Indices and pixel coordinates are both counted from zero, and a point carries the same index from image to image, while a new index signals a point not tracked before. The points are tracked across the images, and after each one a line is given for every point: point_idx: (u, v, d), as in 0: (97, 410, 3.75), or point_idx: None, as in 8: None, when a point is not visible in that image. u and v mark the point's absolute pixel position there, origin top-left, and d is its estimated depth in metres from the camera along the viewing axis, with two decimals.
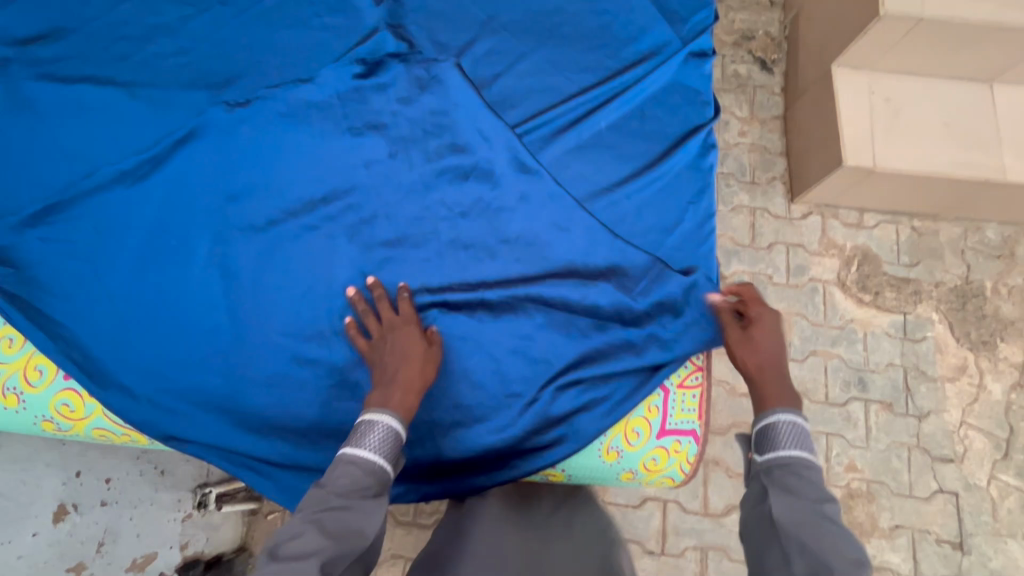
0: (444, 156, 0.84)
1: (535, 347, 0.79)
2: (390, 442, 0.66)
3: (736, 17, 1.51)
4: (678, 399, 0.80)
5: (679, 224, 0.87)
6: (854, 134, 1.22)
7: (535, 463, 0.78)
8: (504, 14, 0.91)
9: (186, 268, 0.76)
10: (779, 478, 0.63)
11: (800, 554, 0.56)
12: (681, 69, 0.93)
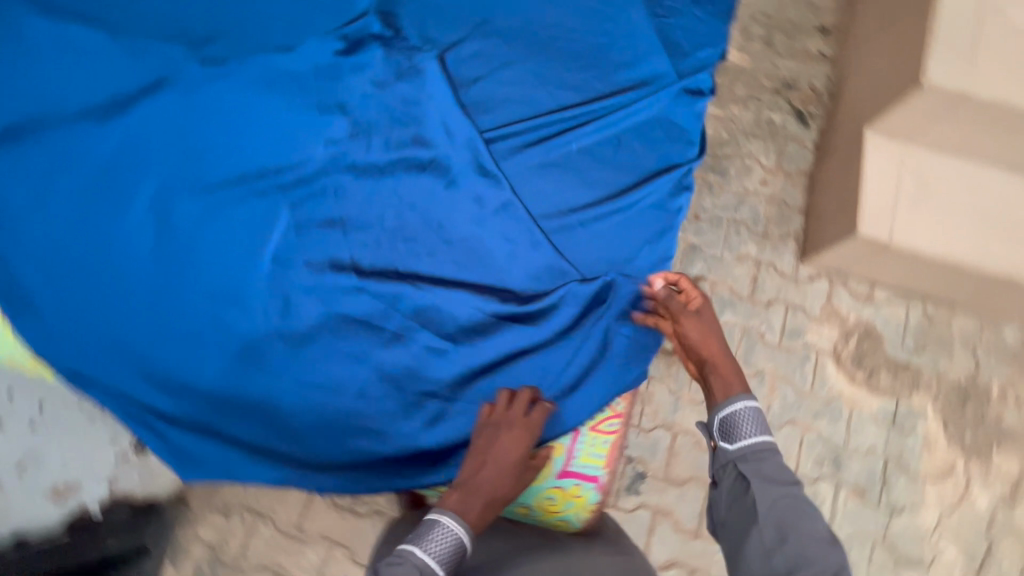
0: (407, 146, 0.82)
1: (453, 357, 0.77)
2: (454, 557, 0.59)
3: (781, 64, 1.45)
4: (589, 443, 0.78)
5: (632, 261, 0.83)
6: (877, 203, 1.13)
7: (430, 477, 0.75)
8: (500, 18, 0.90)
9: (125, 212, 0.76)
10: (755, 466, 0.62)
11: (783, 547, 0.56)
12: (672, 103, 0.89)
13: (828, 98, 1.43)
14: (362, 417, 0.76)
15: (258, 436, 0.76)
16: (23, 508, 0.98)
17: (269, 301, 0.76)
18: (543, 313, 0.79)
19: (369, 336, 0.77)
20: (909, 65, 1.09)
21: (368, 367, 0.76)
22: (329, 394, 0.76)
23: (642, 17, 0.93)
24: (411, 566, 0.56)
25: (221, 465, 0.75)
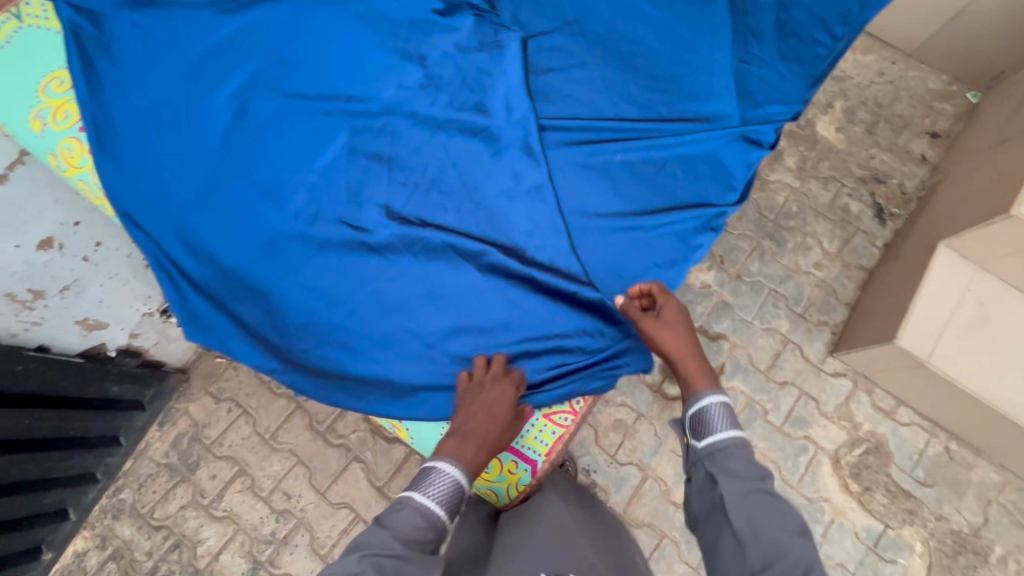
0: (467, 111, 0.88)
1: (442, 308, 0.82)
2: (453, 495, 0.70)
3: (876, 156, 1.39)
4: (538, 427, 0.81)
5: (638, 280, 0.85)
6: (921, 321, 1.10)
7: (387, 410, 0.80)
8: (590, 22, 0.94)
9: (214, 94, 0.86)
10: (720, 462, 0.69)
11: (749, 536, 0.62)
12: (727, 145, 0.90)
13: (915, 202, 1.36)
14: (349, 334, 0.82)
15: (257, 320, 0.84)
16: (56, 327, 1.18)
17: (304, 207, 0.84)
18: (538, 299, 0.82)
19: (377, 265, 0.82)
20: (1003, 194, 1.02)
21: (367, 294, 0.82)
22: (326, 305, 0.82)
23: (725, 57, 0.94)
24: (409, 507, 0.69)
25: (221, 336, 0.84)
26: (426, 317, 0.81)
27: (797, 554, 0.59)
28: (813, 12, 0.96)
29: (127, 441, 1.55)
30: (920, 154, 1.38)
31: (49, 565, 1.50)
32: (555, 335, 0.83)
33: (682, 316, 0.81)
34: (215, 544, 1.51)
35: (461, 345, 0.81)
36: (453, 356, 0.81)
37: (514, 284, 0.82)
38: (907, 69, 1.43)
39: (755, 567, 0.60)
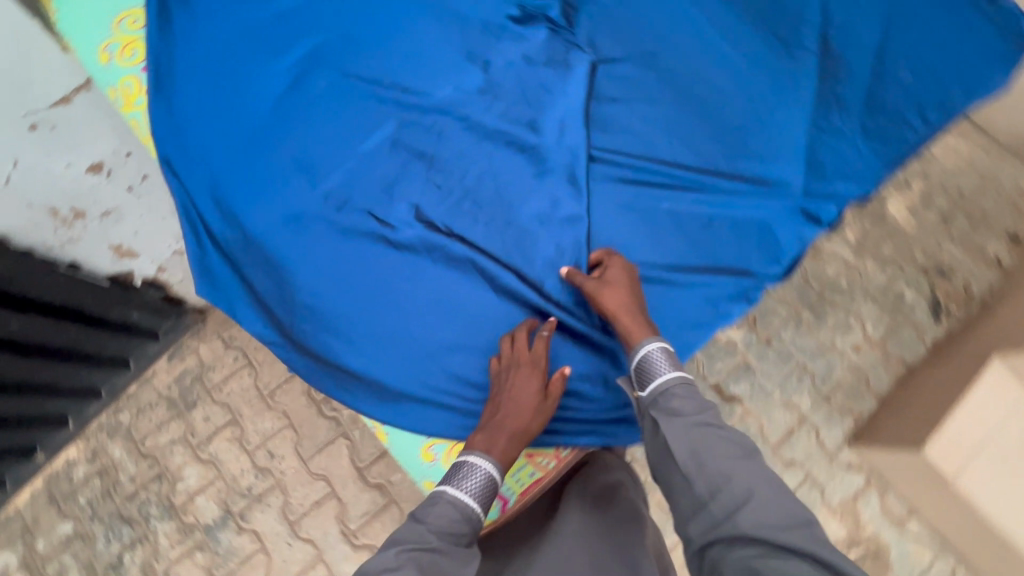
0: (519, 126, 0.85)
1: (449, 322, 0.79)
2: (487, 487, 0.67)
3: (946, 248, 1.30)
4: (518, 465, 0.79)
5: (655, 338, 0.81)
6: (957, 436, 1.02)
7: (369, 409, 0.79)
8: (667, 57, 0.90)
9: (277, 59, 0.85)
10: (663, 404, 0.63)
11: (696, 472, 0.58)
12: (781, 216, 0.85)
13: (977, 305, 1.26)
14: (351, 327, 0.79)
15: (268, 291, 0.83)
16: (91, 249, 1.25)
17: (337, 188, 0.82)
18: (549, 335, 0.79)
19: (394, 264, 0.80)
20: None
21: (377, 289, 0.80)
22: (334, 291, 0.80)
23: (802, 121, 0.89)
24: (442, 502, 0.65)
25: (233, 297, 0.86)
26: (431, 328, 0.79)
27: (741, 479, 0.56)
28: (910, 91, 0.89)
29: (135, 367, 1.64)
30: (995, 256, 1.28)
31: (41, 467, 1.60)
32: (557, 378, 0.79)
33: (629, 276, 0.76)
34: (193, 484, 1.61)
35: (459, 365, 0.78)
36: (449, 371, 0.78)
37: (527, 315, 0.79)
38: (1003, 163, 1.32)
39: (709, 501, 0.56)
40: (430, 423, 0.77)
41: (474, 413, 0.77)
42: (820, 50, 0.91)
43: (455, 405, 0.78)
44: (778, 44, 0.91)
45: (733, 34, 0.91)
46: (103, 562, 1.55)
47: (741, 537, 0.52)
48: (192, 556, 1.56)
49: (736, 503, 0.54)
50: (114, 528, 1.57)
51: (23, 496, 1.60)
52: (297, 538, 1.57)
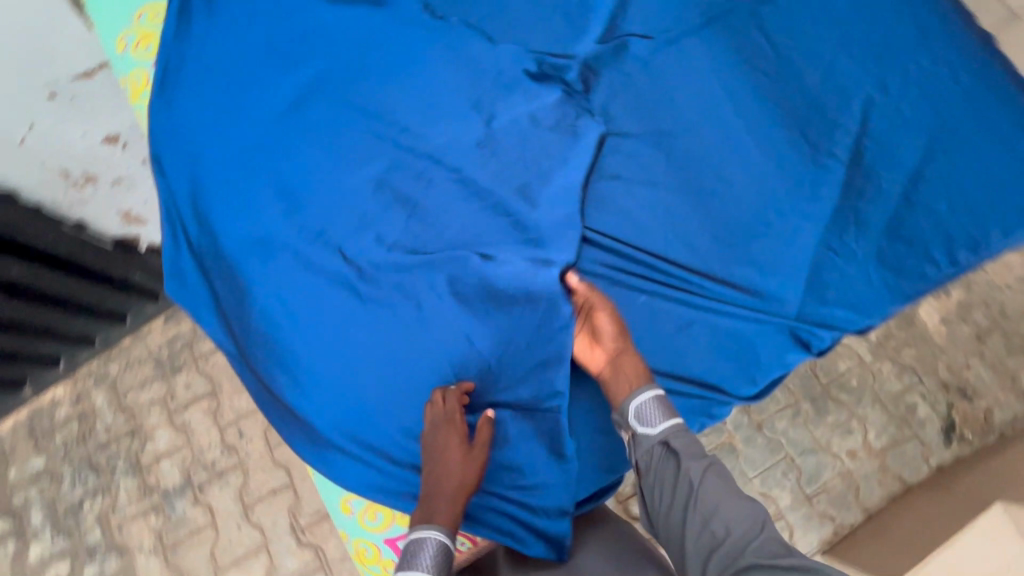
0: (511, 189, 0.83)
1: (393, 376, 0.78)
2: (442, 551, 0.61)
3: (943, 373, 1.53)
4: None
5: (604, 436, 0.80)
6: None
7: (302, 448, 0.80)
8: (681, 140, 0.85)
9: (282, 77, 0.85)
10: (667, 448, 0.63)
11: (708, 520, 0.58)
12: (765, 333, 0.81)
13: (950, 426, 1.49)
14: (300, 362, 0.79)
15: (231, 307, 0.83)
16: (99, 211, 1.28)
17: (314, 218, 0.82)
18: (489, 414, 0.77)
19: (356, 307, 0.79)
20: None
21: (335, 329, 0.79)
22: (292, 322, 0.79)
23: (812, 235, 0.83)
24: None
25: (199, 303, 0.86)
26: (375, 380, 0.78)
27: (748, 522, 0.58)
28: (941, 223, 0.82)
29: (132, 322, 1.68)
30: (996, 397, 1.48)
31: (27, 399, 1.66)
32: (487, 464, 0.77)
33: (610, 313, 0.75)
34: (162, 447, 1.65)
35: (397, 424, 0.77)
36: (386, 427, 0.77)
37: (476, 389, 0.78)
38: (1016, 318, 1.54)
39: (723, 542, 0.57)
40: (355, 477, 0.77)
41: (400, 476, 0.77)
42: (849, 161, 0.85)
43: (381, 466, 0.77)
44: (804, 147, 0.85)
45: (757, 126, 0.86)
46: (64, 503, 1.61)
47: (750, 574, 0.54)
48: (146, 517, 1.60)
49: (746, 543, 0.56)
50: (81, 473, 1.63)
51: (6, 424, 1.67)
52: (247, 521, 1.59)
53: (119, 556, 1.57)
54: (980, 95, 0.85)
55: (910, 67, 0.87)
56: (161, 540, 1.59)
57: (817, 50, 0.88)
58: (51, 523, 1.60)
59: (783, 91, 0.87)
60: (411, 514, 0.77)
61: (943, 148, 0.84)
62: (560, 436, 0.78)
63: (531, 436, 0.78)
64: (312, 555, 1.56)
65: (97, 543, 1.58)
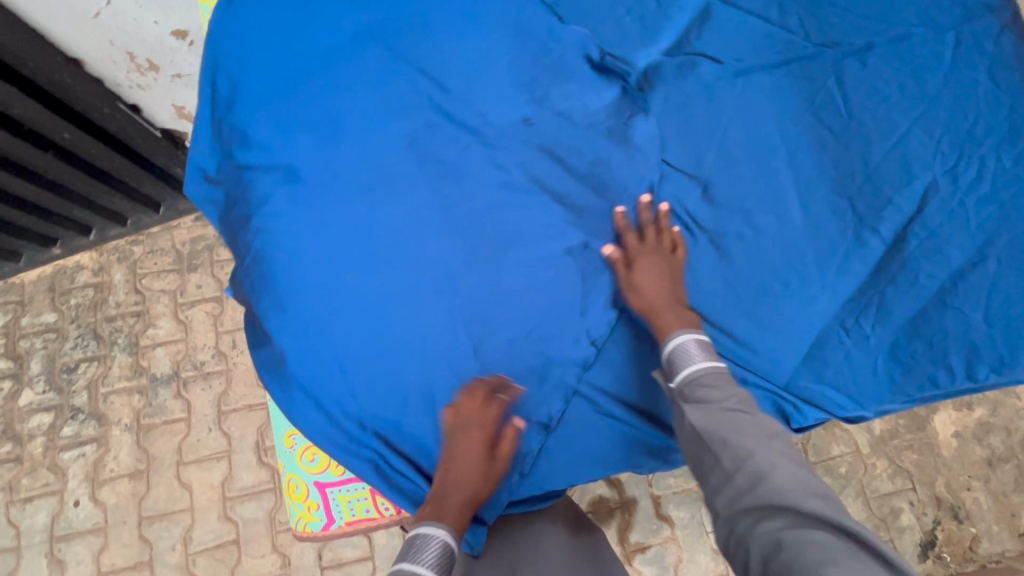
0: (537, 182, 0.81)
1: (369, 330, 0.77)
2: (444, 554, 0.67)
3: (944, 491, 1.61)
4: (359, 498, 0.81)
5: (554, 455, 0.78)
6: None
7: (266, 372, 0.81)
8: (722, 176, 0.82)
9: (347, 14, 0.86)
10: (692, 392, 0.68)
11: (727, 451, 0.61)
12: (749, 394, 0.77)
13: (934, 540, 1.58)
14: (286, 293, 0.79)
15: (238, 220, 0.84)
16: (155, 99, 1.33)
17: (339, 156, 0.82)
18: (447, 398, 0.77)
19: (354, 254, 0.79)
20: None
21: (328, 270, 0.79)
22: (288, 251, 0.80)
23: (828, 308, 0.78)
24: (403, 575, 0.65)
25: (212, 209, 0.88)
26: (350, 330, 0.77)
27: (773, 456, 0.59)
28: (971, 333, 0.77)
29: (164, 213, 1.76)
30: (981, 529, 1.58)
31: (54, 258, 1.75)
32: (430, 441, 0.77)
33: (656, 263, 0.77)
34: (161, 335, 1.74)
35: (357, 376, 0.77)
36: (345, 376, 0.77)
37: (442, 365, 0.77)
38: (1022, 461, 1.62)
39: (737, 477, 0.59)
40: (308, 416, 0.78)
41: (349, 428, 0.77)
42: (891, 244, 0.80)
43: (333, 413, 0.77)
44: (847, 217, 0.80)
45: (805, 183, 0.81)
46: (62, 361, 1.71)
47: (766, 504, 0.55)
48: (130, 396, 1.69)
49: (760, 476, 0.58)
50: (84, 338, 1.73)
51: (29, 274, 1.77)
52: (218, 427, 1.67)
53: (96, 424, 1.66)
54: None
55: (986, 163, 0.81)
56: (138, 421, 1.67)
57: (893, 119, 0.82)
58: (47, 375, 1.70)
59: (843, 151, 0.82)
60: (347, 466, 0.78)
61: (996, 257, 0.78)
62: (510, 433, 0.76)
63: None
64: (268, 476, 1.63)
65: (81, 406, 1.67)
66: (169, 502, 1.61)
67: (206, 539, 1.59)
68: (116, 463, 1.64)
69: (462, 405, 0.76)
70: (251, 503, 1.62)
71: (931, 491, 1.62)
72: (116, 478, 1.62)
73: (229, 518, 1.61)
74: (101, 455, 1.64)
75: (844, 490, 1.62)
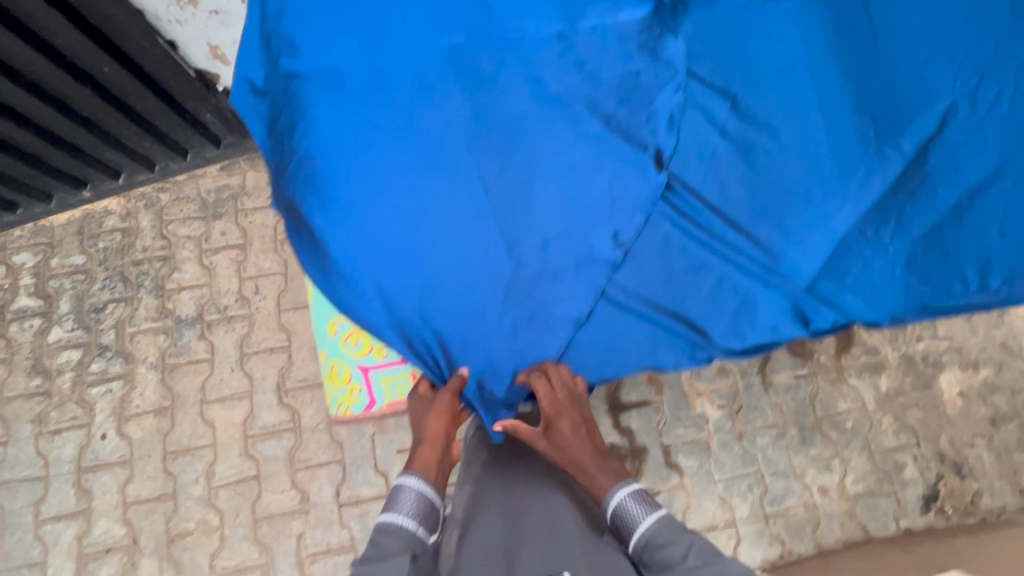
0: (575, 95, 0.85)
1: (411, 227, 0.81)
2: (414, 501, 0.95)
3: (948, 448, 1.65)
4: (403, 381, 0.85)
5: (587, 354, 0.83)
6: None
7: (308, 266, 0.85)
8: (752, 90, 0.85)
9: None
10: (652, 551, 0.86)
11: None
12: (774, 296, 0.82)
13: (936, 493, 1.62)
14: (330, 191, 0.82)
15: (284, 127, 0.88)
16: (192, 37, 1.35)
17: (384, 64, 0.85)
18: (484, 295, 0.81)
19: (397, 156, 0.83)
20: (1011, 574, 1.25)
21: (371, 169, 0.83)
22: (334, 149, 0.83)
23: (849, 217, 0.82)
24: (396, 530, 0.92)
25: (259, 115, 0.92)
26: (392, 226, 0.81)
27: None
28: (984, 248, 0.80)
29: (191, 160, 1.78)
30: (983, 484, 1.62)
31: (83, 201, 1.79)
32: (467, 330, 0.81)
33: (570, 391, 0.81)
34: (186, 279, 1.78)
35: (400, 267, 0.81)
36: (389, 267, 0.81)
37: (483, 259, 0.81)
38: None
39: None
40: (349, 306, 0.82)
41: (389, 316, 0.81)
42: (912, 158, 0.83)
43: (374, 303, 0.81)
44: (869, 134, 0.83)
45: (830, 101, 0.85)
46: (90, 301, 1.76)
47: None
48: (156, 336, 1.73)
49: None
50: (111, 280, 1.77)
51: (58, 217, 1.80)
52: (241, 368, 1.71)
53: (123, 361, 1.71)
54: None
55: None
56: (163, 360, 1.72)
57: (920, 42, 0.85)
58: (75, 314, 1.75)
59: (868, 73, 0.84)
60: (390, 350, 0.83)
61: (1012, 176, 0.80)
62: (544, 324, 0.82)
63: (515, 324, 0.82)
64: (288, 416, 1.68)
65: (109, 344, 1.72)
66: (193, 438, 1.66)
67: (228, 474, 1.64)
68: (142, 400, 1.69)
69: (500, 303, 0.81)
70: (272, 442, 1.66)
71: (934, 447, 1.65)
72: (142, 414, 1.67)
73: (250, 455, 1.65)
74: (127, 391, 1.69)
75: (850, 444, 1.65)
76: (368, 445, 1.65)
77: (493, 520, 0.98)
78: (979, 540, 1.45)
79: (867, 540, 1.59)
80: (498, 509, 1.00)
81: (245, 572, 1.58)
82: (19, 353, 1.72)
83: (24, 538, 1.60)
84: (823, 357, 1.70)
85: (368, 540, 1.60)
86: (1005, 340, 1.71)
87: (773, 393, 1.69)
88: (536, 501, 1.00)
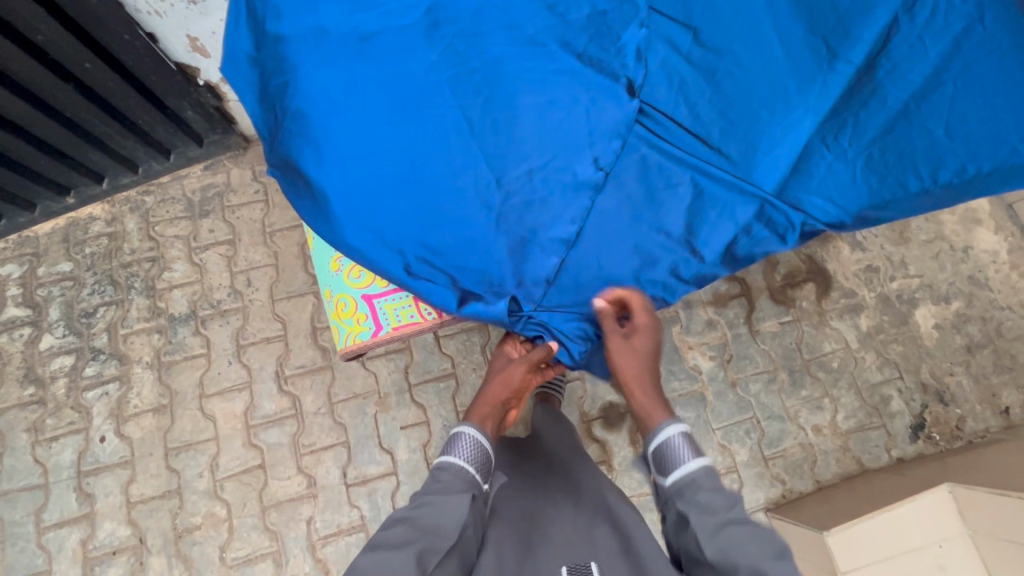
0: (547, 33, 0.97)
1: (417, 166, 0.95)
2: (475, 445, 1.02)
3: (931, 379, 1.71)
4: (404, 306, 1.09)
5: (579, 264, 1.02)
6: (858, 532, 1.36)
7: (317, 211, 0.96)
8: (709, 22, 0.96)
9: None
10: (693, 492, 0.86)
11: (721, 549, 0.78)
12: (740, 203, 0.99)
13: (922, 422, 1.69)
14: (327, 141, 0.93)
15: (275, 90, 0.97)
16: (171, 28, 1.38)
17: (372, 24, 0.96)
18: (484, 223, 0.98)
19: (397, 106, 0.95)
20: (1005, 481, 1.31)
21: (374, 119, 0.94)
22: (337, 102, 0.93)
23: (808, 129, 0.94)
24: (453, 468, 0.98)
25: (258, 81, 1.01)
26: (399, 168, 0.95)
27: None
28: (935, 146, 0.88)
29: (174, 160, 1.79)
30: (964, 409, 1.69)
31: (68, 209, 1.79)
32: (479, 254, 0.98)
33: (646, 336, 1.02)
34: (177, 278, 1.78)
35: (414, 204, 0.95)
36: (405, 205, 0.95)
37: (490, 192, 0.97)
38: (1002, 346, 1.73)
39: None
40: (367, 242, 0.96)
41: (410, 249, 0.97)
42: (862, 73, 0.91)
43: (395, 239, 0.96)
44: (821, 53, 0.92)
45: (782, 24, 0.93)
46: (81, 307, 1.75)
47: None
48: (150, 335, 1.73)
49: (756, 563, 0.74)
50: (101, 284, 1.76)
51: (43, 227, 1.80)
52: (237, 360, 1.71)
53: (118, 363, 1.71)
54: (1004, 37, 0.84)
55: None
56: (158, 358, 1.71)
57: None
58: (66, 321, 1.74)
59: None
60: (400, 282, 0.98)
61: (953, 81, 0.87)
62: (545, 245, 1.00)
63: (519, 244, 0.99)
64: (289, 403, 1.67)
65: (102, 347, 1.72)
66: (195, 433, 1.65)
67: (232, 465, 1.63)
68: (140, 399, 1.68)
69: (498, 228, 0.98)
70: (275, 430, 1.66)
71: (917, 379, 1.72)
72: (140, 414, 1.67)
73: (253, 445, 1.65)
74: (124, 392, 1.68)
75: (839, 383, 1.71)
76: (371, 425, 1.65)
77: (524, 494, 1.05)
78: (967, 458, 1.52)
79: (863, 472, 1.65)
80: (529, 480, 1.10)
81: (257, 561, 1.56)
82: (10, 364, 1.70)
83: (27, 547, 1.57)
84: (805, 303, 1.76)
85: (378, 519, 1.59)
86: (973, 273, 1.78)
87: (761, 340, 1.74)
88: (560, 480, 1.09)
